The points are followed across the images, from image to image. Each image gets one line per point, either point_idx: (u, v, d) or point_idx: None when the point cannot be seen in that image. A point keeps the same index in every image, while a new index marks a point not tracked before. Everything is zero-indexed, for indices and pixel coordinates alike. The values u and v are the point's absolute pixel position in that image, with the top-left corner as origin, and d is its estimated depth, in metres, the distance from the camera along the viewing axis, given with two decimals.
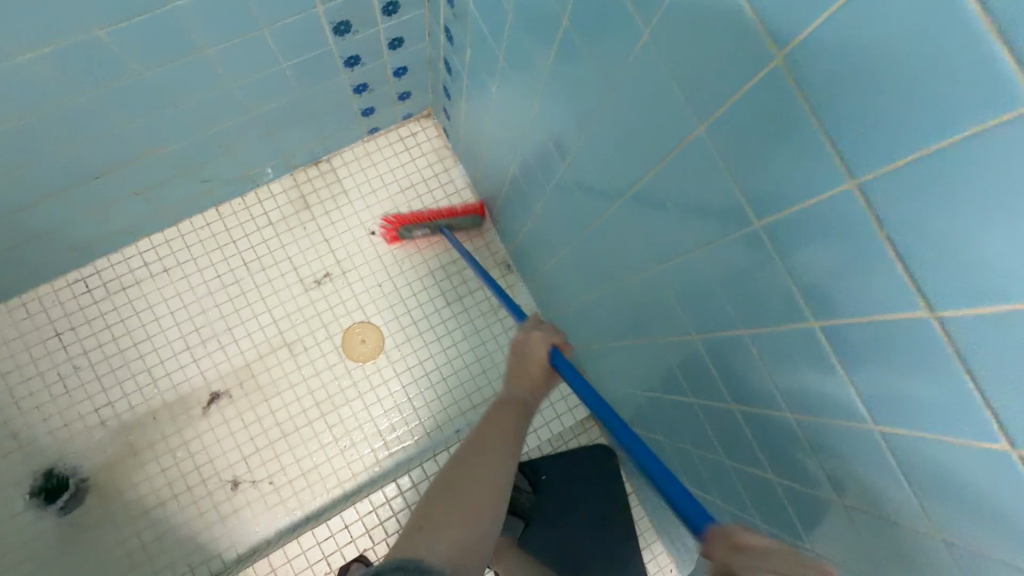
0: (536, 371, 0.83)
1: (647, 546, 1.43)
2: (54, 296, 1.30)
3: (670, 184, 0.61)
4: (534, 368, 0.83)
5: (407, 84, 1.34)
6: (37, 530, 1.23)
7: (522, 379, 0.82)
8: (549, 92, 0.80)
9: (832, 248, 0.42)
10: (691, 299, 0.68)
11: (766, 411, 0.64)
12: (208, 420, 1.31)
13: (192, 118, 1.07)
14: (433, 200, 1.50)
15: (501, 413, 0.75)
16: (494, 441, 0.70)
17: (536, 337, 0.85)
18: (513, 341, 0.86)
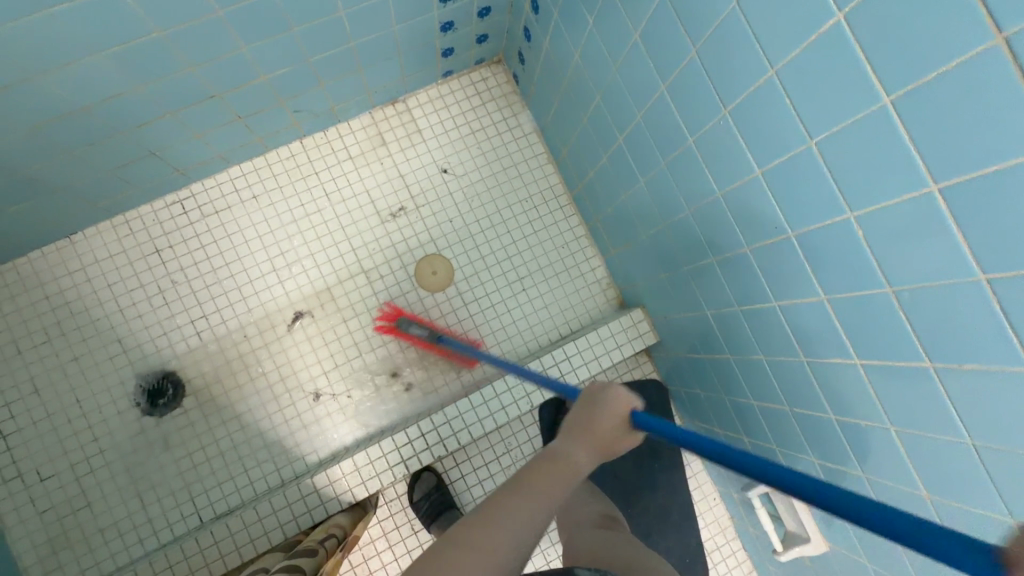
0: (611, 426, 0.61)
1: (692, 475, 1.53)
2: (155, 215, 1.40)
3: (791, 78, 0.67)
4: (606, 425, 0.61)
5: (487, 26, 1.40)
6: (139, 428, 1.34)
7: (588, 435, 0.59)
8: (658, 14, 0.86)
9: (965, 106, 0.50)
10: (790, 199, 0.76)
11: (862, 293, 0.71)
12: (293, 336, 1.42)
13: (301, 45, 1.13)
14: (501, 143, 1.57)
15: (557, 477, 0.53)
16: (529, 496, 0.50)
17: (621, 395, 0.63)
18: (588, 387, 0.64)
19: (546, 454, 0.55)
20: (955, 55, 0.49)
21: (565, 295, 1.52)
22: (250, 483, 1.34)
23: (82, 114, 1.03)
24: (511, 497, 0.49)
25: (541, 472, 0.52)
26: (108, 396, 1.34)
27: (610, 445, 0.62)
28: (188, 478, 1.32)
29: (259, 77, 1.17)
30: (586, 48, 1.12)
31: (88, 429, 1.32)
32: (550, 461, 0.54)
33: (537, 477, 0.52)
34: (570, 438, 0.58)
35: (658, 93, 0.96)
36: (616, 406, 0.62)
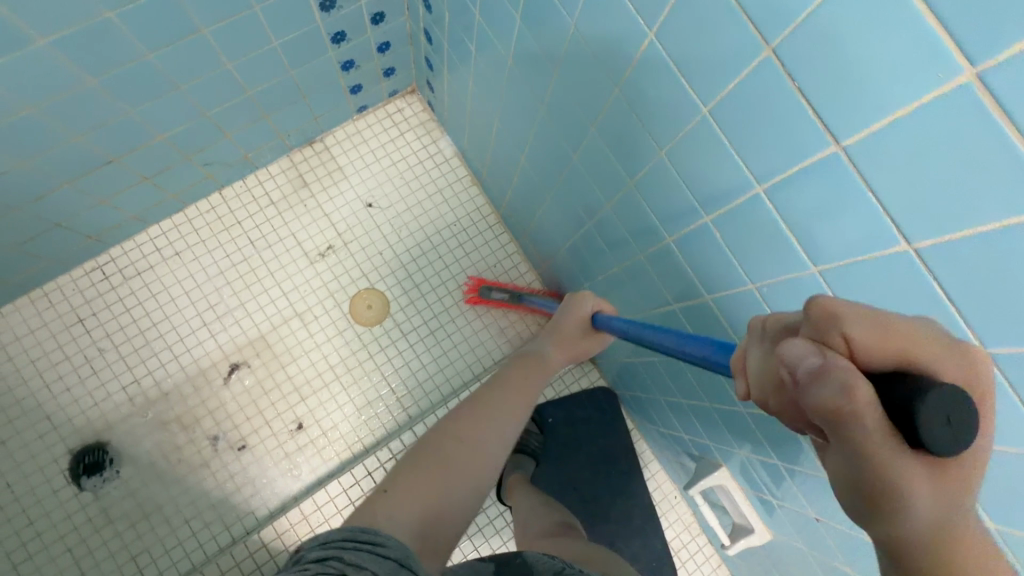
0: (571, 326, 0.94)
1: (652, 476, 1.53)
2: (74, 284, 1.38)
3: (630, 92, 0.69)
4: (570, 324, 0.94)
5: (391, 59, 1.41)
6: (77, 504, 1.30)
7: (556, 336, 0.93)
8: (522, 38, 0.87)
9: (762, 113, 0.52)
10: (661, 205, 0.78)
11: (734, 290, 0.73)
12: (229, 389, 1.40)
13: (194, 99, 1.13)
14: (424, 170, 1.58)
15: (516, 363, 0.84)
16: (495, 409, 0.74)
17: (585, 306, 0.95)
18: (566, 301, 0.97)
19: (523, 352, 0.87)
20: (744, 65, 0.51)
21: (504, 314, 1.53)
22: (199, 546, 1.30)
23: None
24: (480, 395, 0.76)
25: (512, 378, 0.80)
26: (41, 476, 1.30)
27: (575, 346, 0.94)
28: (133, 550, 1.29)
29: (156, 136, 1.16)
30: (478, 75, 1.13)
31: (23, 513, 1.28)
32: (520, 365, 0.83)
33: (507, 379, 0.79)
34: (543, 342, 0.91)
35: (540, 112, 0.97)
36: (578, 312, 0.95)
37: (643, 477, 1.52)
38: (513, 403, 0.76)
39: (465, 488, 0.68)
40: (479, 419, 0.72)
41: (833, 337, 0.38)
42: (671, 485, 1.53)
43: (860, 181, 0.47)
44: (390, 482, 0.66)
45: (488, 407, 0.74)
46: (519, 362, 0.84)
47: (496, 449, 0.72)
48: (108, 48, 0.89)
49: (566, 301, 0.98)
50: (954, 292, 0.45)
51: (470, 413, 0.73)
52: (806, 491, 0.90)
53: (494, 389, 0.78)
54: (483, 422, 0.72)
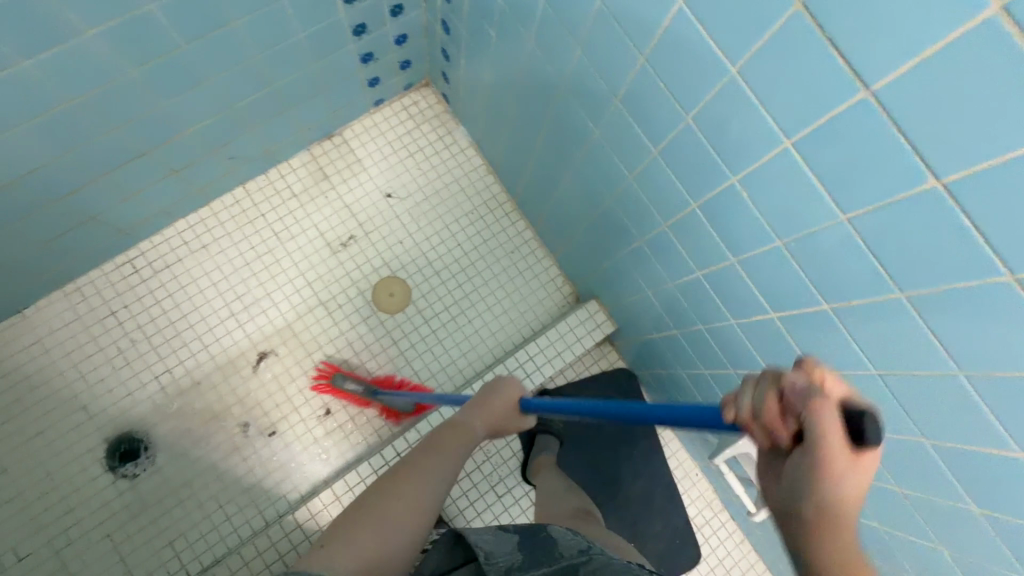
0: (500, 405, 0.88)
1: (672, 454, 1.56)
2: (105, 278, 1.42)
3: (656, 61, 0.72)
4: (497, 401, 0.88)
5: (407, 52, 1.44)
6: (114, 492, 1.33)
7: (481, 410, 0.86)
8: (544, 19, 0.90)
9: (792, 67, 0.55)
10: (685, 172, 0.80)
11: (761, 249, 0.76)
12: (258, 377, 1.43)
13: (221, 93, 1.16)
14: (440, 161, 1.61)
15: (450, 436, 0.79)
16: (432, 466, 0.72)
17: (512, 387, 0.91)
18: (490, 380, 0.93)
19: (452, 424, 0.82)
20: (774, 22, 0.54)
21: (523, 298, 1.56)
22: (234, 530, 1.33)
23: (9, 189, 1.05)
24: (415, 463, 0.72)
25: (446, 438, 0.78)
26: (78, 465, 1.33)
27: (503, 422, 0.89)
28: (169, 536, 1.32)
29: (185, 130, 1.20)
30: (496, 61, 1.16)
31: (62, 501, 1.31)
32: (455, 428, 0.81)
33: (433, 445, 0.76)
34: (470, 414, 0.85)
35: (560, 92, 1.00)
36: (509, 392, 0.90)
37: (664, 455, 1.54)
38: (446, 461, 0.74)
39: (402, 536, 0.63)
40: (415, 471, 0.71)
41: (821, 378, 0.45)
42: (691, 462, 1.55)
43: (889, 125, 0.50)
44: (323, 536, 0.62)
45: (423, 464, 0.72)
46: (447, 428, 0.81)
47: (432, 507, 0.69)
48: (146, 41, 0.93)
49: (490, 383, 0.93)
50: (982, 219, 0.49)
51: (404, 479, 0.69)
52: None
53: (430, 451, 0.75)
54: (419, 474, 0.70)
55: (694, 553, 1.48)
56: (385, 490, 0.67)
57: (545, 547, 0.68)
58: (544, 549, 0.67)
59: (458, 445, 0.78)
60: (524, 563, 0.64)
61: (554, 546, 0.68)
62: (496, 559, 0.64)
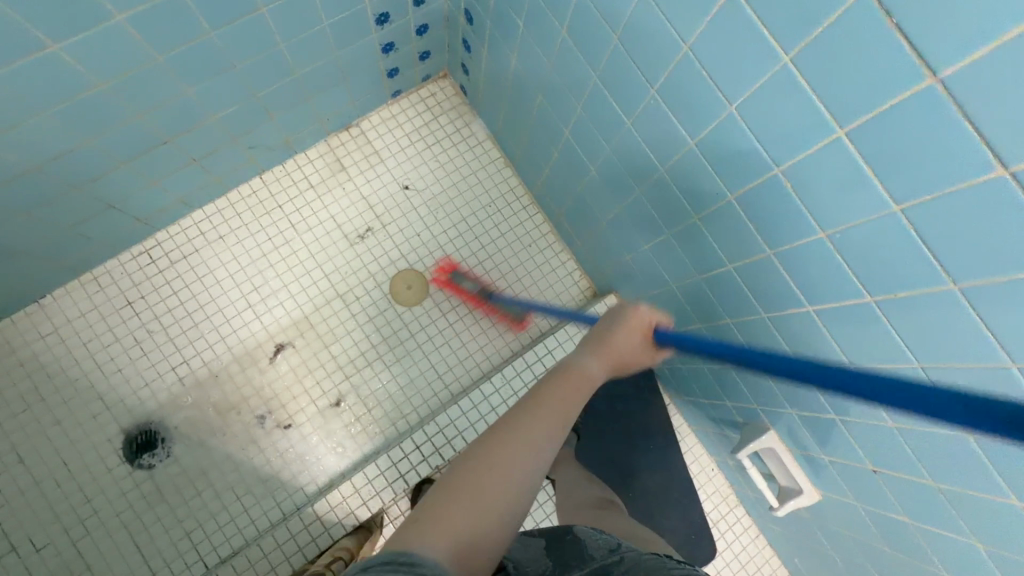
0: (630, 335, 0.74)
1: (688, 449, 1.56)
2: (122, 268, 1.40)
3: (701, 49, 0.71)
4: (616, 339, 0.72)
5: (428, 42, 1.43)
6: (132, 482, 1.32)
7: (608, 347, 0.71)
8: (579, 8, 0.89)
9: (852, 54, 0.54)
10: (724, 163, 0.80)
11: (801, 241, 0.75)
12: (275, 369, 1.42)
13: (245, 80, 1.15)
14: (458, 153, 1.60)
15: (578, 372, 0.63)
16: (541, 421, 0.55)
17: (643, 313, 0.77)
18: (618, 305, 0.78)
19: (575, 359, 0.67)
20: (835, 8, 0.54)
21: (541, 292, 1.55)
22: (252, 521, 1.33)
23: (33, 174, 1.04)
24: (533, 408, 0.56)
25: (555, 388, 0.60)
26: (96, 455, 1.33)
27: (629, 358, 0.75)
28: (187, 526, 1.31)
29: (207, 118, 1.19)
30: (523, 51, 1.15)
31: (79, 491, 1.30)
32: (566, 373, 0.62)
33: (550, 385, 0.60)
34: (598, 350, 0.70)
35: (592, 82, 0.99)
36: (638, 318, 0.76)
37: (681, 450, 1.54)
38: (558, 420, 0.56)
39: (505, 509, 0.50)
40: (520, 425, 0.54)
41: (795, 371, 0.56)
42: (707, 457, 1.55)
43: (955, 113, 0.50)
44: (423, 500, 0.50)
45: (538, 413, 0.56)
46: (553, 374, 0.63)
47: (543, 471, 0.53)
48: (176, 25, 0.92)
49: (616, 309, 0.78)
50: None
51: (520, 424, 0.54)
52: (863, 445, 0.92)
53: (539, 397, 0.58)
54: (525, 434, 0.53)
55: (711, 549, 1.46)
56: (499, 435, 0.53)
57: (573, 548, 0.70)
58: (573, 553, 0.68)
59: (574, 396, 0.60)
60: (552, 567, 0.66)
61: (583, 549, 0.68)
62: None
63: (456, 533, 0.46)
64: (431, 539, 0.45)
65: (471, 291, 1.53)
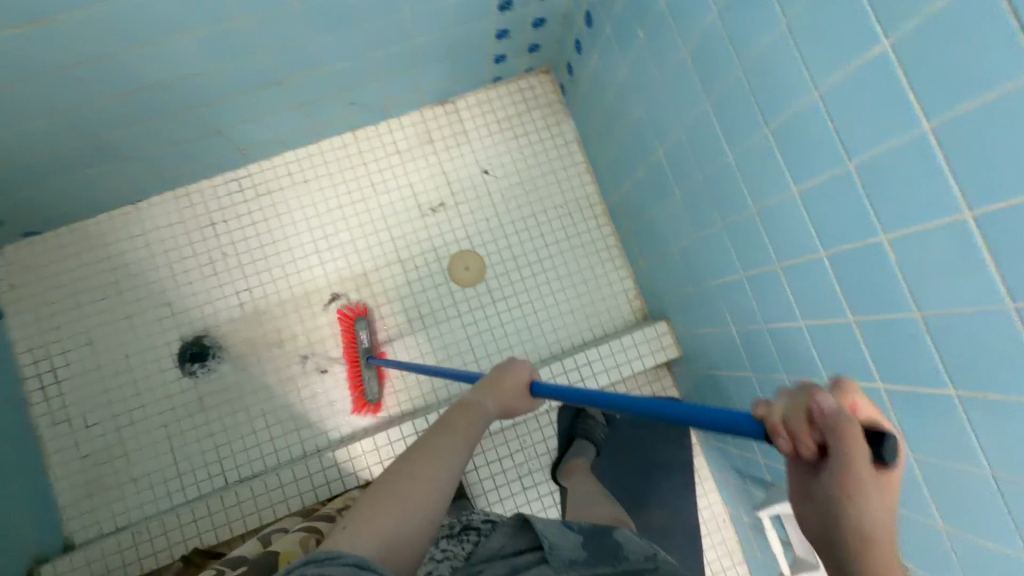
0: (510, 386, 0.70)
1: (704, 494, 1.53)
2: (213, 190, 1.50)
3: (835, 99, 0.69)
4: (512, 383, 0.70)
5: (540, 36, 1.45)
6: (178, 387, 1.42)
7: (489, 395, 0.68)
8: (707, 34, 0.88)
9: (1005, 135, 0.52)
10: (825, 219, 0.78)
11: (891, 315, 0.72)
12: (327, 315, 1.48)
13: (363, 39, 1.20)
14: (543, 149, 1.61)
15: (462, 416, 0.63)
16: (440, 456, 0.57)
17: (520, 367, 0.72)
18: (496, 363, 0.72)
19: (464, 406, 0.65)
20: (996, 84, 0.51)
21: (593, 303, 1.56)
22: (274, 451, 1.40)
23: (159, 89, 1.12)
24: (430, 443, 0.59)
25: (453, 428, 0.61)
26: (153, 355, 1.43)
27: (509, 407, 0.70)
28: (217, 440, 1.40)
29: (321, 69, 1.25)
30: (636, 64, 1.14)
31: (132, 383, 1.41)
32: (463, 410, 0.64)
33: (444, 428, 0.61)
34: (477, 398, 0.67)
35: (701, 109, 0.98)
36: (517, 373, 0.72)
37: (697, 494, 1.51)
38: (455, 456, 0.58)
39: (401, 536, 0.52)
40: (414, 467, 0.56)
41: (846, 399, 0.44)
42: (721, 507, 1.51)
43: None
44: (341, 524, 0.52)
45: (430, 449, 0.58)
46: (451, 414, 0.63)
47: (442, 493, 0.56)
48: None
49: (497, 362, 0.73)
50: None
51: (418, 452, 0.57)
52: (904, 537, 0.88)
53: (436, 436, 0.59)
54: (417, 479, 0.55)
55: None
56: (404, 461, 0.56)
57: (609, 550, 0.72)
58: (609, 551, 0.72)
59: (469, 433, 0.61)
60: (587, 560, 0.69)
61: (620, 551, 0.72)
62: (560, 551, 0.70)
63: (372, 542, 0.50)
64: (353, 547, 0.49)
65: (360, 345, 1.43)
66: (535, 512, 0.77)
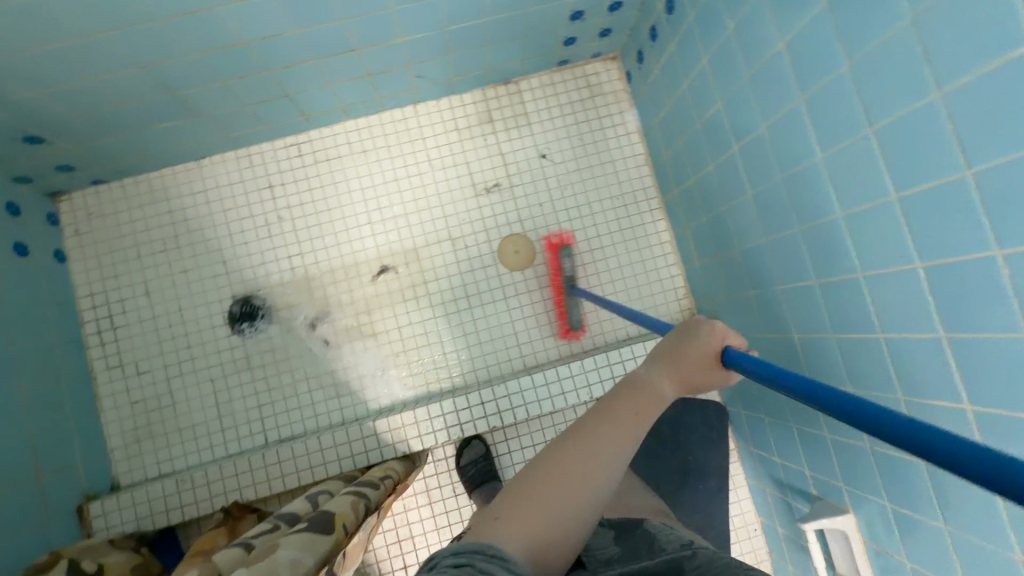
0: (702, 354, 0.64)
1: (737, 501, 1.50)
2: (273, 153, 1.51)
3: (961, 100, 0.65)
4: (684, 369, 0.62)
5: (614, 20, 1.41)
6: (227, 344, 1.44)
7: (674, 366, 0.62)
8: (813, 25, 0.84)
9: None
10: (927, 229, 0.74)
11: (991, 335, 0.70)
12: (375, 287, 1.49)
13: (443, 11, 1.18)
14: (603, 137, 1.58)
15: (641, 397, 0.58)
16: (605, 444, 0.54)
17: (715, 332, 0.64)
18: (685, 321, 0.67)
19: (637, 382, 0.60)
20: None
21: (641, 298, 1.54)
22: (315, 416, 1.43)
23: (240, 48, 1.12)
24: (592, 431, 0.55)
25: (625, 413, 0.56)
26: (205, 310, 1.45)
27: (697, 378, 0.64)
28: (261, 399, 1.42)
29: (396, 38, 1.24)
30: (721, 54, 1.11)
31: (184, 336, 1.44)
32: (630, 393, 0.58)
33: (616, 409, 0.57)
34: (659, 369, 0.62)
35: (793, 106, 0.94)
36: (708, 342, 0.64)
37: (729, 501, 1.48)
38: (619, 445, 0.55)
39: (570, 522, 0.51)
40: (580, 450, 0.54)
41: None
42: (753, 516, 1.49)
43: None
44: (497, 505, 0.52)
45: (597, 436, 0.54)
46: (616, 397, 0.58)
47: (605, 486, 0.53)
48: None
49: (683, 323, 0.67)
50: None
51: (585, 438, 0.54)
52: (964, 564, 0.85)
53: (600, 418, 0.56)
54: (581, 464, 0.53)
55: None
56: (569, 444, 0.54)
57: (644, 543, 0.70)
58: (645, 544, 0.70)
59: (637, 421, 0.57)
60: (624, 557, 0.68)
61: (654, 541, 0.70)
62: (595, 552, 0.69)
63: (527, 534, 0.49)
64: (506, 536, 0.48)
65: (560, 273, 1.51)
66: None
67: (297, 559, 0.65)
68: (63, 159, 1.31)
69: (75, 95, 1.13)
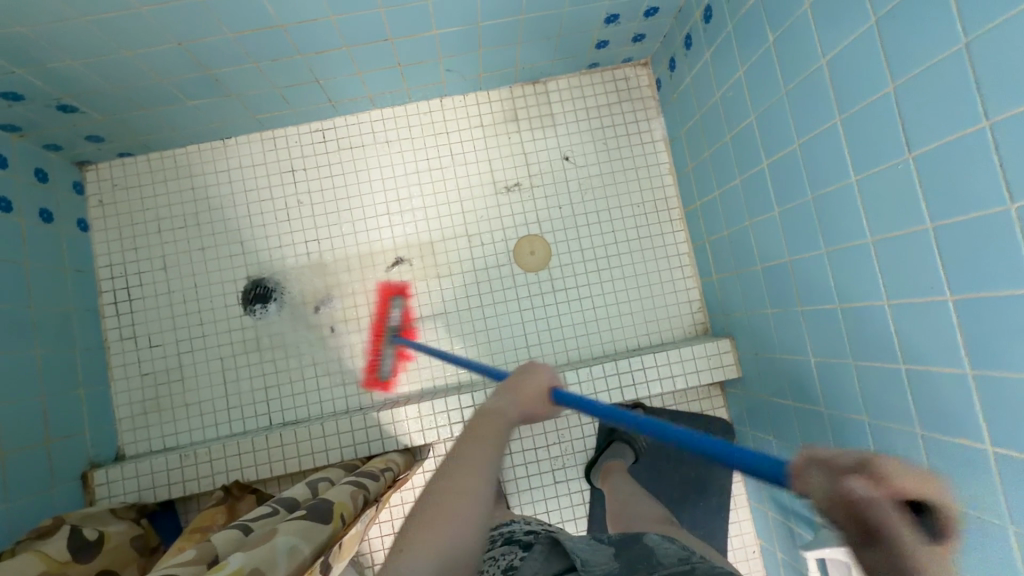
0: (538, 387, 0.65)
1: (736, 521, 1.49)
2: (298, 137, 1.51)
3: (1011, 130, 0.62)
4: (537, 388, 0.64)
5: (649, 26, 1.39)
6: (239, 324, 1.45)
7: (514, 395, 0.63)
8: (858, 43, 0.82)
9: None
10: (961, 262, 0.72)
11: (1019, 376, 0.67)
12: (388, 277, 1.49)
13: (478, 6, 1.17)
14: (628, 144, 1.57)
15: (484, 426, 0.57)
16: (475, 458, 0.53)
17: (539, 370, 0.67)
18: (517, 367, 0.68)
19: (482, 417, 0.59)
20: None
21: (654, 308, 1.52)
22: (320, 402, 1.44)
23: (274, 31, 1.13)
24: (445, 472, 0.52)
25: (472, 445, 0.55)
26: (220, 289, 1.46)
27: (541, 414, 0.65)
28: (269, 382, 1.43)
29: (430, 30, 1.23)
30: (757, 68, 1.08)
31: (198, 313, 1.45)
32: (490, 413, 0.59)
33: (466, 443, 0.55)
34: (497, 400, 0.62)
35: (829, 125, 0.92)
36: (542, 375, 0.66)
37: (729, 520, 1.47)
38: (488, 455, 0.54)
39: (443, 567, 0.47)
40: (437, 497, 0.50)
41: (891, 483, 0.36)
42: (751, 537, 1.47)
43: None
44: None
45: (451, 476, 0.52)
46: (477, 419, 0.59)
47: (473, 513, 0.50)
48: None
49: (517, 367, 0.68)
50: None
51: (439, 481, 0.51)
52: None
53: (453, 459, 0.53)
54: (455, 483, 0.51)
55: None
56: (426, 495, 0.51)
57: (643, 556, 0.69)
58: (643, 557, 0.69)
59: (492, 448, 0.55)
60: (622, 569, 0.66)
61: (652, 555, 0.69)
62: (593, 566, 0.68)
63: None
64: None
65: (392, 321, 1.48)
66: (562, 538, 0.75)
67: (295, 546, 0.65)
68: (93, 130, 1.32)
69: (109, 67, 1.13)
